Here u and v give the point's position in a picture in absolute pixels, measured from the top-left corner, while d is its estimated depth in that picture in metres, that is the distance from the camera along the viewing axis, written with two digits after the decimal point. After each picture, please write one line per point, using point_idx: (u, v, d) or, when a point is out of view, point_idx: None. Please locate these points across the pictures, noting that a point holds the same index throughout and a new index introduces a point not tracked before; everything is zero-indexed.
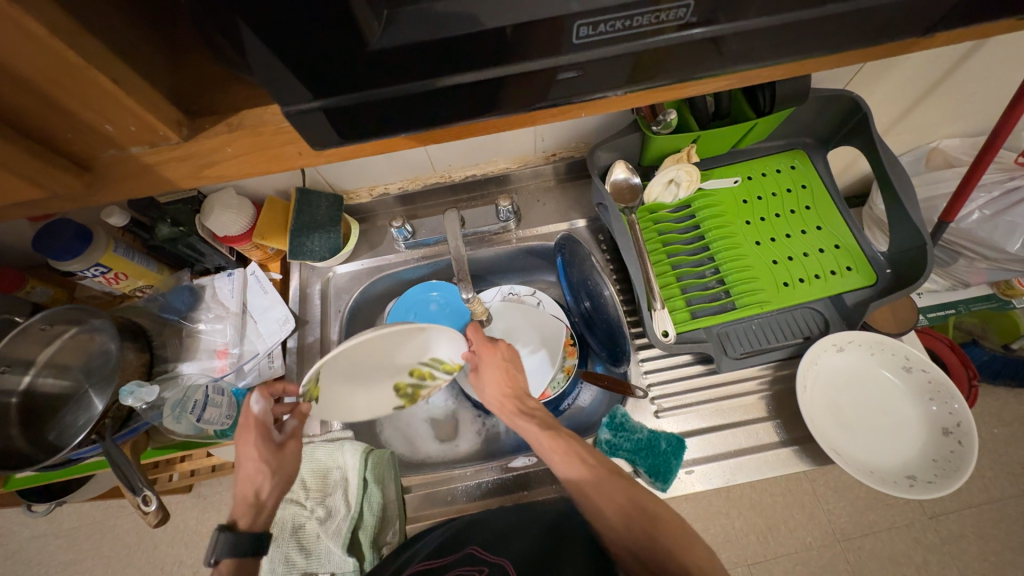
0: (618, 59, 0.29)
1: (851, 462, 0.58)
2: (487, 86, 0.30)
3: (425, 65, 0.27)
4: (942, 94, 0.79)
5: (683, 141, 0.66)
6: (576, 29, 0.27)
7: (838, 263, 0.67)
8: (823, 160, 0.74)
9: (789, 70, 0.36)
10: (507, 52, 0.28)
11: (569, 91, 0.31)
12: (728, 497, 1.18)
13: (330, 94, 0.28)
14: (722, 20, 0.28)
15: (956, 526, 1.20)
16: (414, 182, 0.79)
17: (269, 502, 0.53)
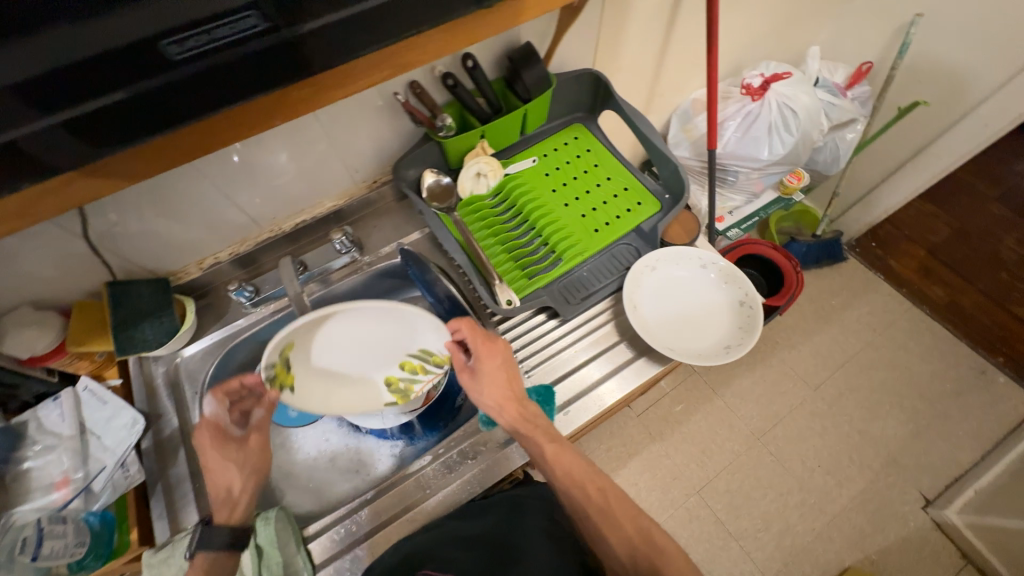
0: (229, 65, 0.35)
1: (685, 352, 0.70)
2: (115, 110, 0.34)
3: (32, 105, 0.31)
4: (667, 52, 0.99)
5: (472, 139, 0.76)
6: (166, 47, 0.32)
7: (631, 202, 0.80)
8: (596, 125, 0.88)
9: (432, 47, 0.44)
10: (114, 79, 0.33)
11: (208, 100, 0.37)
12: (663, 440, 1.41)
13: None
14: (306, 19, 0.36)
15: (834, 388, 1.49)
16: (244, 243, 0.78)
17: (240, 496, 0.62)
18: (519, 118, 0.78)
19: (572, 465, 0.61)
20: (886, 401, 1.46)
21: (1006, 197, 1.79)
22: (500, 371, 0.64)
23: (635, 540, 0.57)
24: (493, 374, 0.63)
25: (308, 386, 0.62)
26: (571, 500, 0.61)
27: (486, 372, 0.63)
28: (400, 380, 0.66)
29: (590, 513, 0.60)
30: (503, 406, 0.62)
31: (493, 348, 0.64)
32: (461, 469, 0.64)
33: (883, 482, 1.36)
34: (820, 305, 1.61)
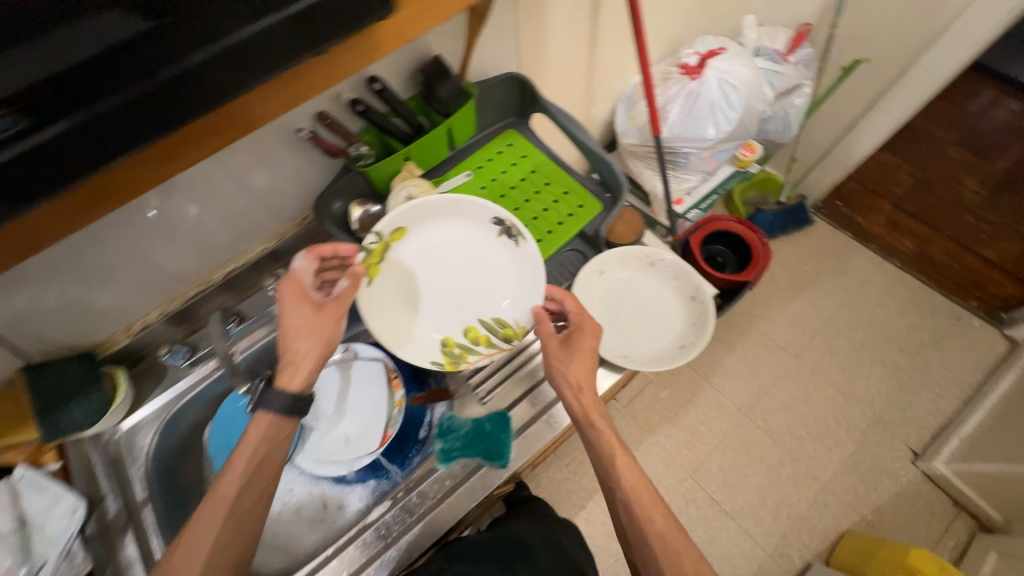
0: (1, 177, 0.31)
1: (638, 356, 0.72)
2: None
3: None
4: (598, 40, 0.96)
5: (397, 163, 0.72)
6: None
7: (571, 206, 0.78)
8: (530, 128, 0.85)
9: (264, 104, 0.40)
10: None
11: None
12: (648, 426, 1.41)
13: None
14: (83, 108, 0.32)
15: (814, 353, 1.49)
16: (173, 302, 0.74)
17: (298, 359, 0.63)
18: (443, 133, 0.74)
19: (630, 473, 0.60)
20: (866, 359, 1.47)
21: (963, 140, 1.79)
22: (586, 353, 0.63)
23: (689, 570, 0.54)
24: (575, 355, 0.64)
25: (385, 281, 0.67)
26: (626, 509, 0.59)
27: (572, 348, 0.64)
28: (457, 344, 0.68)
29: (647, 532, 0.57)
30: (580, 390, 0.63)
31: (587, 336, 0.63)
32: (420, 511, 0.62)
33: (872, 441, 1.37)
34: (792, 271, 1.60)
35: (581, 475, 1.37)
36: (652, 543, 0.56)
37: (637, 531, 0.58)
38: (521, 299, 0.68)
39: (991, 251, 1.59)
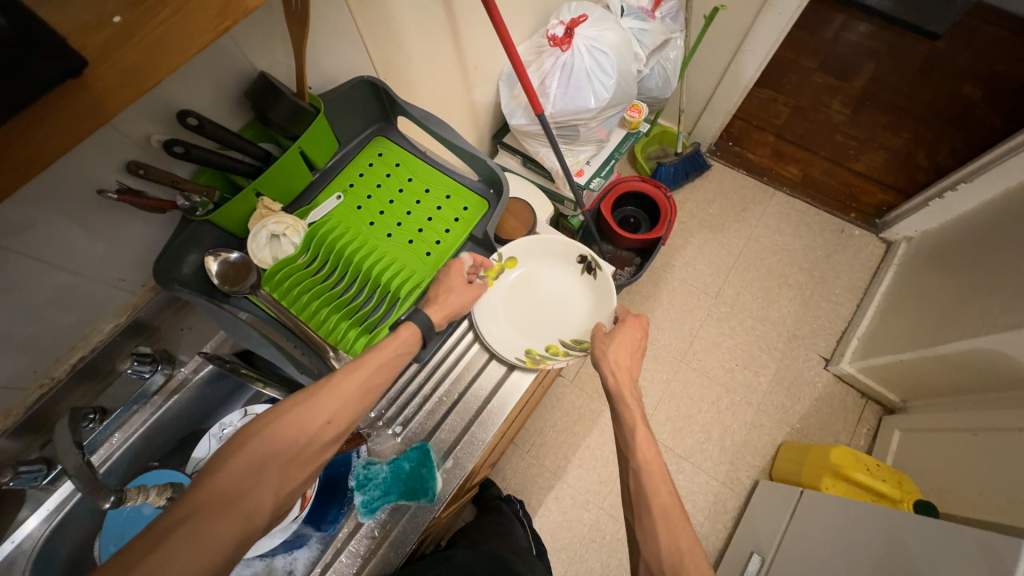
0: None
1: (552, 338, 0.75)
2: None
3: None
4: (455, 23, 0.89)
5: (248, 201, 0.63)
6: None
7: (457, 210, 0.74)
8: (398, 133, 0.79)
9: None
10: None
11: None
12: (596, 395, 1.46)
13: None
14: None
15: (731, 289, 1.59)
16: (12, 414, 0.61)
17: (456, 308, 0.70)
18: (297, 158, 0.66)
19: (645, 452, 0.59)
20: (775, 285, 1.59)
21: (824, 65, 1.94)
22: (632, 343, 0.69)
23: (691, 561, 0.51)
24: (620, 342, 0.69)
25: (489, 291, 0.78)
26: (637, 481, 0.57)
27: (619, 339, 0.69)
28: (538, 352, 0.74)
29: (654, 508, 0.55)
30: (623, 372, 0.66)
31: (632, 327, 0.70)
32: (364, 562, 0.61)
33: (791, 358, 1.50)
34: (699, 217, 1.68)
35: (544, 458, 1.39)
36: (655, 522, 0.54)
37: (641, 503, 0.56)
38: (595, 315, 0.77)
39: (860, 164, 1.76)
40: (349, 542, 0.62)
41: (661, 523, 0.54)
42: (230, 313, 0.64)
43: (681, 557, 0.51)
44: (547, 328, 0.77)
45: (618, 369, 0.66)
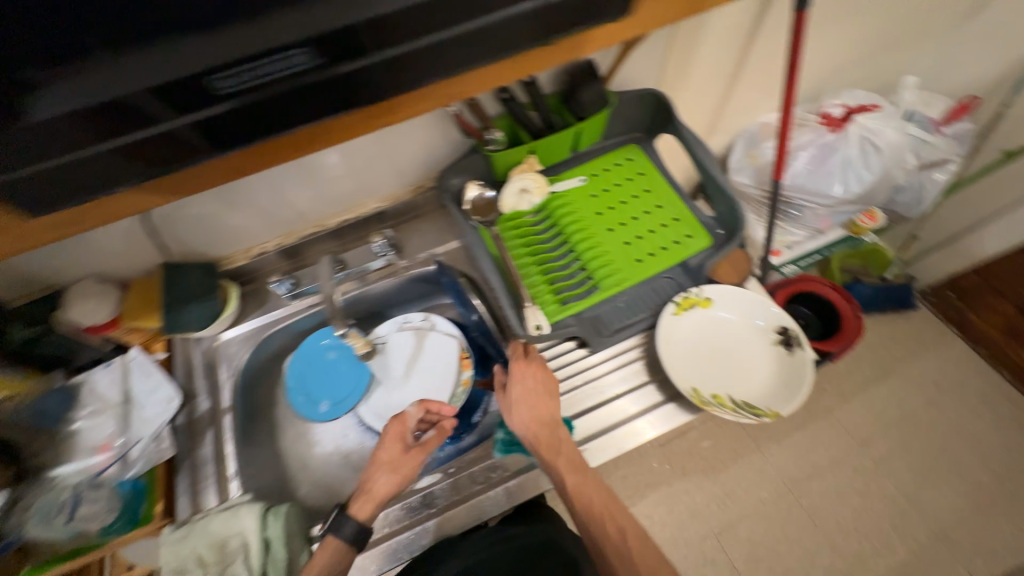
0: (195, 128, 0.36)
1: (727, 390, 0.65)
2: (97, 158, 0.36)
3: (46, 137, 0.34)
4: (749, 74, 0.94)
5: (520, 154, 0.74)
6: (155, 101, 0.34)
7: (679, 234, 0.76)
8: (653, 147, 0.83)
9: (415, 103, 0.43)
10: (110, 125, 0.35)
11: (165, 156, 0.38)
12: (682, 472, 1.35)
13: (33, 163, 0.35)
14: (271, 79, 0.35)
15: (883, 445, 1.35)
16: (291, 236, 0.81)
17: (377, 495, 0.60)
18: (570, 136, 0.75)
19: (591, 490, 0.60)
20: (940, 468, 1.32)
21: None
22: (541, 390, 0.63)
23: None
24: (523, 392, 0.63)
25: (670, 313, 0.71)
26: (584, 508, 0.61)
27: (536, 381, 0.64)
28: (707, 395, 0.64)
29: (600, 527, 0.61)
30: (531, 428, 0.61)
31: (537, 371, 0.63)
32: (455, 502, 0.63)
33: (929, 559, 1.23)
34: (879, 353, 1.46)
35: None
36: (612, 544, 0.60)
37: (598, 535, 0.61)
38: (780, 390, 0.65)
39: None
40: (443, 484, 0.65)
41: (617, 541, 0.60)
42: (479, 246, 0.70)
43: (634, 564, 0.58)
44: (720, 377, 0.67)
45: (528, 427, 0.62)
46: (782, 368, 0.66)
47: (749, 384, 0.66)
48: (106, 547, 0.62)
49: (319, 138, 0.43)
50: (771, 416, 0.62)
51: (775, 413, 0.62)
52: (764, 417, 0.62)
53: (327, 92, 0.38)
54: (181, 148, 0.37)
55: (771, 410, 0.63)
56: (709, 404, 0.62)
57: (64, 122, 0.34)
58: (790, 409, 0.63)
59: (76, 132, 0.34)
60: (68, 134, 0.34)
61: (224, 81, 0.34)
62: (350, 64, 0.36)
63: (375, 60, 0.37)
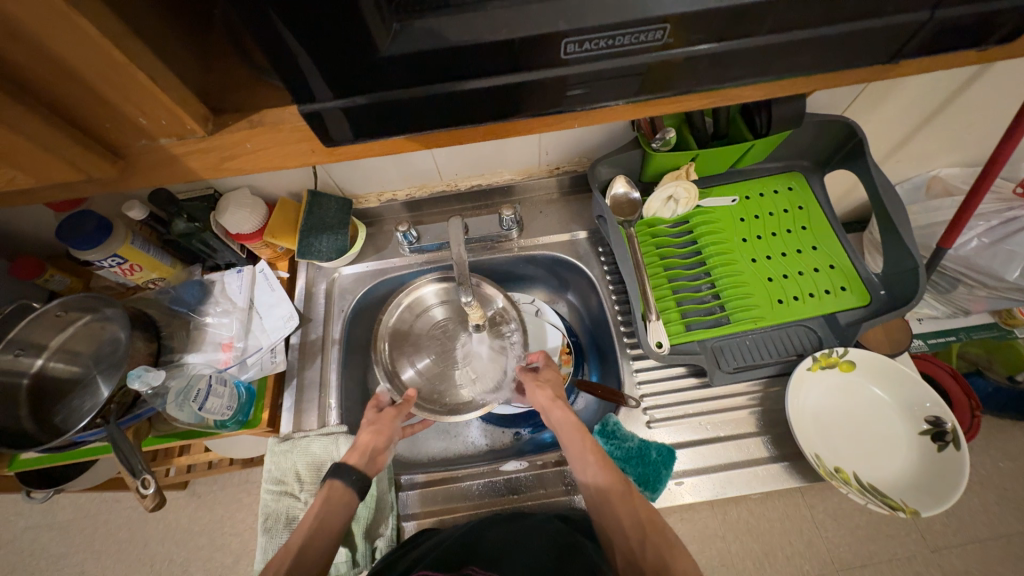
0: (518, 89, 0.29)
1: (853, 472, 0.60)
2: (403, 105, 0.29)
3: (363, 69, 0.26)
4: (941, 123, 0.80)
5: (682, 159, 0.67)
6: (533, 48, 0.26)
7: (832, 283, 0.68)
8: (820, 182, 0.75)
9: (752, 92, 0.34)
10: (445, 73, 0.27)
11: (469, 113, 0.31)
12: (725, 518, 1.04)
13: (350, 95, 0.28)
14: (669, 45, 0.27)
15: (957, 560, 1.02)
16: (421, 189, 0.81)
17: (363, 443, 0.60)
18: (741, 151, 0.67)
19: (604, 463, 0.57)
20: None
21: None
22: (556, 381, 0.67)
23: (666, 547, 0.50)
24: (543, 381, 0.67)
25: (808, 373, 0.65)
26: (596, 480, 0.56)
27: (548, 379, 0.67)
28: (833, 471, 0.58)
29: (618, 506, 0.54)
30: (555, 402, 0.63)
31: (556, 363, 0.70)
32: (433, 509, 0.64)
33: None
34: (1017, 456, 1.11)
35: None
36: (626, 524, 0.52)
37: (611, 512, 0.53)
38: (920, 488, 0.58)
39: None
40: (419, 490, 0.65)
41: (632, 525, 0.52)
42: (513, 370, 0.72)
43: (645, 549, 0.50)
44: (849, 455, 0.61)
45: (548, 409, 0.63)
46: (927, 461, 0.59)
47: (880, 465, 0.60)
48: (210, 435, 0.67)
49: (627, 110, 0.34)
50: (907, 513, 0.55)
51: (912, 511, 0.56)
52: (898, 512, 0.56)
53: (705, 63, 0.29)
54: (492, 105, 0.30)
55: (906, 506, 0.57)
56: (835, 481, 0.57)
57: (399, 66, 0.26)
58: (929, 513, 0.56)
59: (402, 67, 0.26)
60: (405, 70, 0.27)
61: (578, 47, 0.27)
62: (735, 44, 0.28)
63: (758, 48, 0.28)
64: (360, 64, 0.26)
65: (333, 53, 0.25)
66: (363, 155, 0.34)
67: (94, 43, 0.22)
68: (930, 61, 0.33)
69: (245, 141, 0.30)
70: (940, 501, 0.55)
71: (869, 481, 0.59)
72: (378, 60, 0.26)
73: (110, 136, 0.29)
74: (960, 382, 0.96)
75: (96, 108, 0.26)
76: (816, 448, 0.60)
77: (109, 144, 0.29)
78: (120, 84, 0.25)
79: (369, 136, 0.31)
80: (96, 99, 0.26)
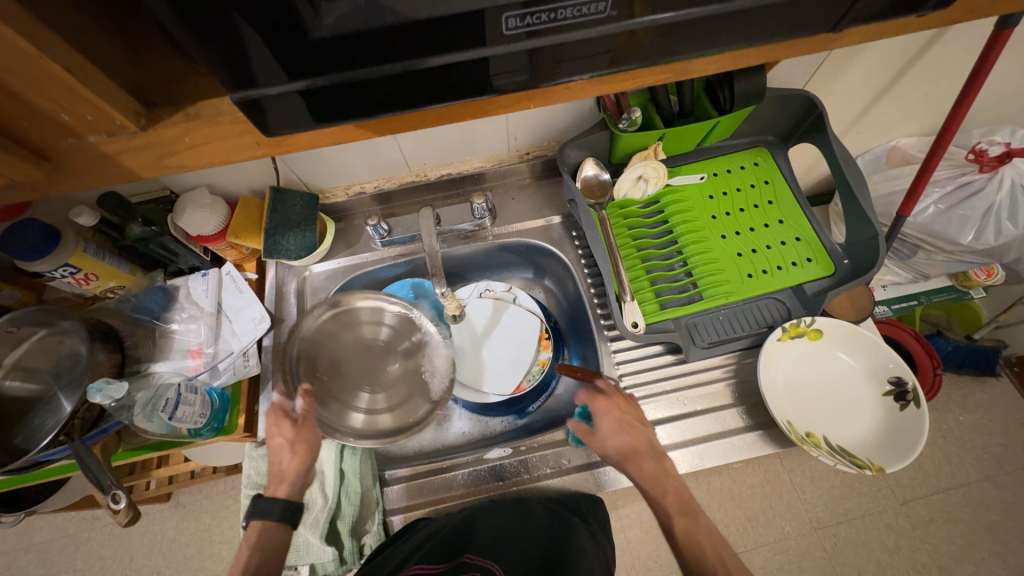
0: (464, 67, 0.28)
1: (822, 435, 0.62)
2: (347, 89, 0.28)
3: (298, 51, 0.25)
4: (897, 95, 0.82)
5: (649, 139, 0.67)
6: (477, 23, 0.26)
7: (799, 255, 0.69)
8: (784, 156, 0.76)
9: (706, 65, 0.34)
10: (386, 53, 0.26)
11: (416, 96, 0.30)
12: (708, 487, 1.08)
13: (284, 80, 0.26)
14: (615, 18, 0.27)
15: (925, 510, 1.08)
16: (390, 181, 0.79)
17: (288, 473, 0.58)
18: (707, 128, 0.67)
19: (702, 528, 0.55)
20: (999, 564, 1.03)
21: None
22: (627, 431, 0.60)
23: None
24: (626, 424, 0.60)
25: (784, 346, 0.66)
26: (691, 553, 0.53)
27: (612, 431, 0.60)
28: (804, 436, 0.61)
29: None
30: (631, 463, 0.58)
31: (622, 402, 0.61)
32: (418, 502, 0.64)
33: None
34: (976, 410, 1.17)
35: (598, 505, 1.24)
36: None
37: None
38: (883, 447, 0.61)
39: None
40: (402, 484, 0.65)
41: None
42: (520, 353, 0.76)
43: None
44: (818, 420, 0.63)
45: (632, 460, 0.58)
46: (890, 421, 0.62)
47: (848, 427, 0.63)
48: (185, 444, 0.65)
49: (580, 89, 0.34)
50: (874, 471, 0.58)
51: (877, 468, 0.58)
52: (865, 471, 0.58)
53: (654, 35, 0.28)
54: (440, 88, 0.29)
55: (872, 464, 0.59)
56: (807, 446, 0.59)
57: (335, 47, 0.25)
58: (894, 468, 0.59)
59: (339, 49, 0.25)
60: (341, 52, 0.26)
61: (519, 22, 0.26)
62: (682, 15, 0.27)
63: (705, 19, 0.28)
64: (291, 47, 0.24)
65: (259, 34, 0.23)
66: (312, 146, 0.33)
67: (4, 39, 0.21)
68: (877, 27, 0.33)
69: (182, 137, 0.29)
70: (904, 459, 0.58)
71: (838, 444, 0.62)
72: (311, 41, 0.24)
73: (31, 136, 0.27)
74: (922, 343, 1.01)
75: (8, 105, 0.25)
76: (788, 416, 0.62)
77: (34, 146, 0.28)
78: (34, 80, 0.23)
79: (314, 124, 0.30)
80: (11, 97, 0.24)
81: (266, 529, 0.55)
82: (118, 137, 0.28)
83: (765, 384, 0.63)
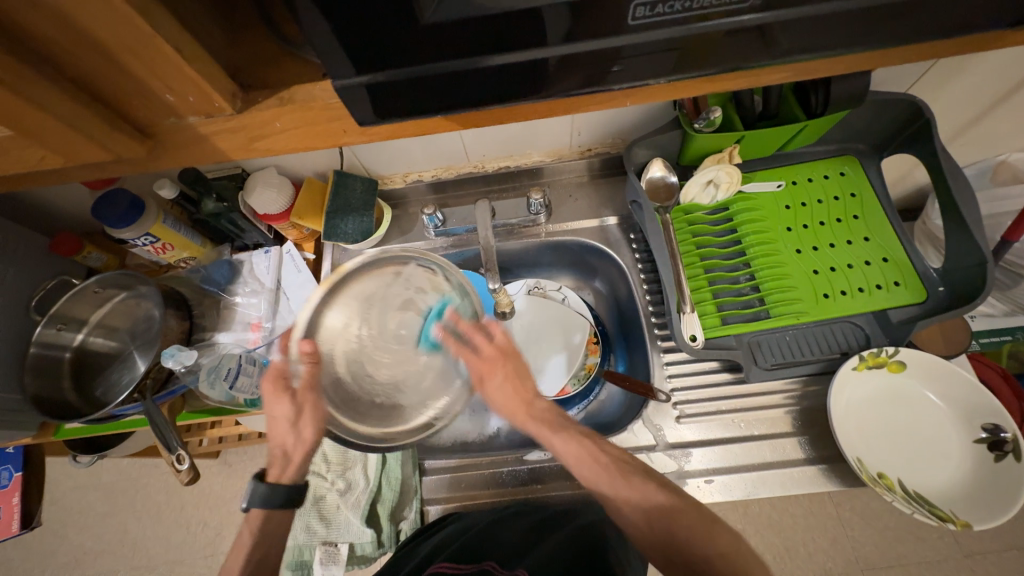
0: (577, 61, 0.28)
1: (897, 479, 0.56)
2: (442, 81, 0.27)
3: (402, 36, 0.25)
4: (1017, 104, 0.72)
5: (725, 140, 0.63)
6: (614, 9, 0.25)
7: (885, 277, 0.63)
8: (876, 168, 0.69)
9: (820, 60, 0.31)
10: (489, 40, 0.26)
11: (507, 89, 0.29)
12: (745, 511, 1.03)
13: (380, 69, 0.26)
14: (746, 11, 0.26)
15: (992, 568, 0.97)
16: (448, 170, 0.79)
17: (293, 455, 0.54)
18: (792, 132, 0.62)
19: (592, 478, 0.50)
20: None
21: None
22: (509, 386, 0.56)
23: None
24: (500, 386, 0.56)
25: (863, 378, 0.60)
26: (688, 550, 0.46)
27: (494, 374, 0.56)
28: (876, 477, 0.55)
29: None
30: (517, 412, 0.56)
31: (490, 362, 0.56)
32: (456, 495, 0.64)
33: None
34: None
35: None
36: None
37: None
38: (970, 501, 0.54)
39: None
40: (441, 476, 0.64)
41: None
42: (566, 355, 0.74)
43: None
44: (893, 462, 0.57)
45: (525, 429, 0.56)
46: (980, 472, 0.55)
47: (928, 473, 0.57)
48: (239, 413, 0.68)
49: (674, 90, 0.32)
50: (956, 526, 0.52)
51: (961, 523, 0.52)
52: (945, 525, 0.53)
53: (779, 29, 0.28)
54: (535, 82, 0.29)
55: (955, 517, 0.54)
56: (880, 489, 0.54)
57: (438, 34, 0.25)
58: (982, 526, 0.53)
59: (444, 36, 0.25)
60: (443, 38, 0.25)
61: (648, 11, 0.25)
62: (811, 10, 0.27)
63: (829, 15, 0.27)
64: (395, 31, 0.24)
65: (371, 17, 0.23)
66: (394, 137, 0.32)
67: (124, 17, 0.21)
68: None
69: (272, 121, 0.29)
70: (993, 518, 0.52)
71: (915, 490, 0.56)
72: (420, 28, 0.24)
73: (138, 113, 0.28)
74: (1012, 385, 0.90)
75: (120, 81, 0.25)
76: (858, 454, 0.57)
77: (138, 123, 0.28)
78: (147, 58, 0.24)
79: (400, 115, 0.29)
80: (124, 73, 0.25)
81: (270, 515, 0.53)
82: (213, 118, 0.29)
83: (836, 418, 0.57)
